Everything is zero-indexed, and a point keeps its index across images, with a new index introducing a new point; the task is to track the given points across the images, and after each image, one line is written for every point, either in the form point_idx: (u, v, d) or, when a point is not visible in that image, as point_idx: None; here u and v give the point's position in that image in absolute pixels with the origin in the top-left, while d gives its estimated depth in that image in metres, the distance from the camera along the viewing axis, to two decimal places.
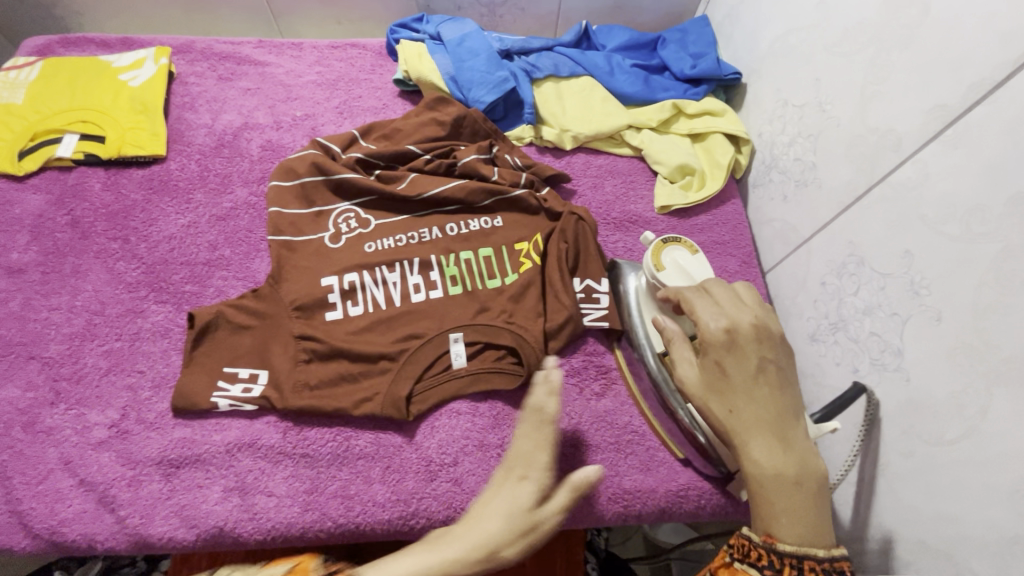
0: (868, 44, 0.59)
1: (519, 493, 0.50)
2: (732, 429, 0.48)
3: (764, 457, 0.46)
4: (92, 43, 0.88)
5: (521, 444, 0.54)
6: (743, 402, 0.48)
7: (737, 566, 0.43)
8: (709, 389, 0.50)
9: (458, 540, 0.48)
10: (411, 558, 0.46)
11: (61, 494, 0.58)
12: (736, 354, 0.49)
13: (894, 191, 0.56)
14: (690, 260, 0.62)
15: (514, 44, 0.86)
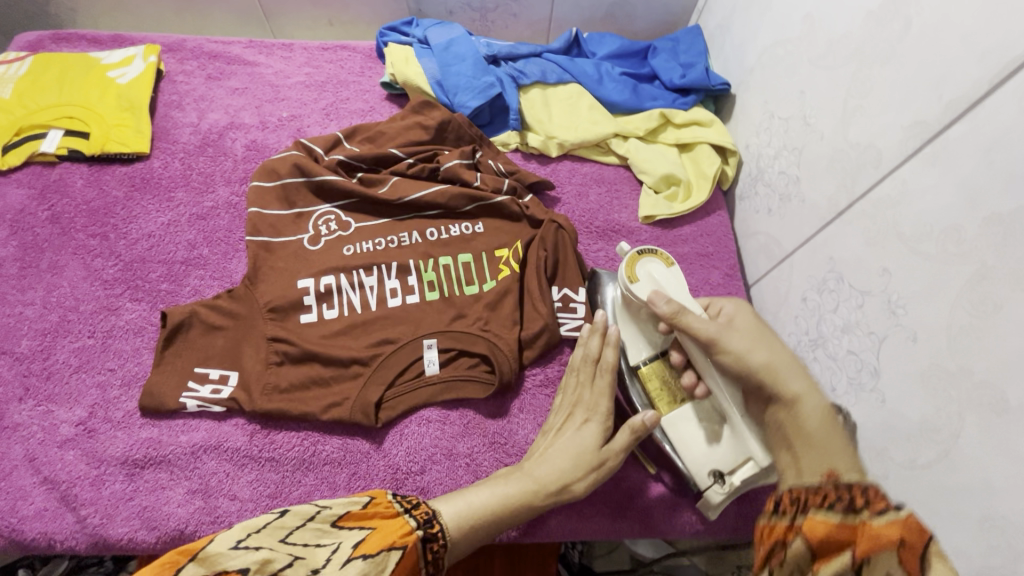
0: (852, 58, 0.58)
1: (586, 435, 0.58)
2: (772, 367, 0.51)
3: (809, 390, 0.50)
4: (83, 40, 0.88)
5: (584, 391, 0.61)
6: (777, 350, 0.53)
7: (812, 513, 0.41)
8: (748, 339, 0.54)
9: (536, 474, 0.56)
10: (498, 488, 0.55)
11: (24, 491, 0.58)
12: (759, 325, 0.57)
13: (874, 207, 0.55)
14: (664, 272, 0.62)
15: (502, 49, 0.85)
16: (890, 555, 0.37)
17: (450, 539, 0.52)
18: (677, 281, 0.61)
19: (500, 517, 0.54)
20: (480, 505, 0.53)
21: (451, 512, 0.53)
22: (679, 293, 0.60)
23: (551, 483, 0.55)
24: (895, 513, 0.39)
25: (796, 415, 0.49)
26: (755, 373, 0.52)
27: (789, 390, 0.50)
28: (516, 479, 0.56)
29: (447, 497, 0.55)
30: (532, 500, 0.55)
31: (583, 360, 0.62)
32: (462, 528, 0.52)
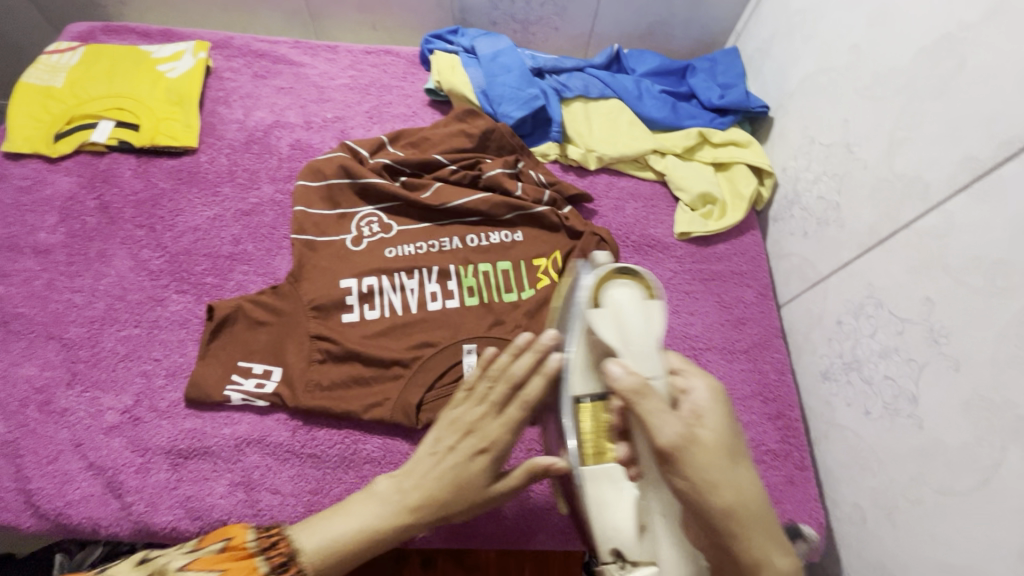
0: (900, 91, 0.59)
1: (476, 464, 0.51)
2: (739, 519, 0.42)
3: (771, 548, 0.43)
4: (133, 32, 0.90)
5: (484, 416, 0.51)
6: (746, 481, 0.43)
7: None
8: (720, 472, 0.42)
9: (406, 504, 0.51)
10: (362, 523, 0.50)
11: (70, 475, 0.59)
12: (728, 431, 0.44)
13: (919, 237, 0.56)
14: (631, 301, 0.45)
15: (547, 63, 0.87)
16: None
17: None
18: (647, 317, 0.45)
19: (357, 552, 0.50)
20: (337, 538, 0.49)
21: (310, 548, 0.49)
22: (642, 334, 0.44)
23: (427, 513, 0.50)
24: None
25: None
26: (725, 527, 0.41)
27: (755, 551, 0.42)
28: (384, 512, 0.50)
29: (307, 531, 0.50)
30: (401, 532, 0.50)
31: (501, 374, 0.51)
32: (325, 561, 0.49)
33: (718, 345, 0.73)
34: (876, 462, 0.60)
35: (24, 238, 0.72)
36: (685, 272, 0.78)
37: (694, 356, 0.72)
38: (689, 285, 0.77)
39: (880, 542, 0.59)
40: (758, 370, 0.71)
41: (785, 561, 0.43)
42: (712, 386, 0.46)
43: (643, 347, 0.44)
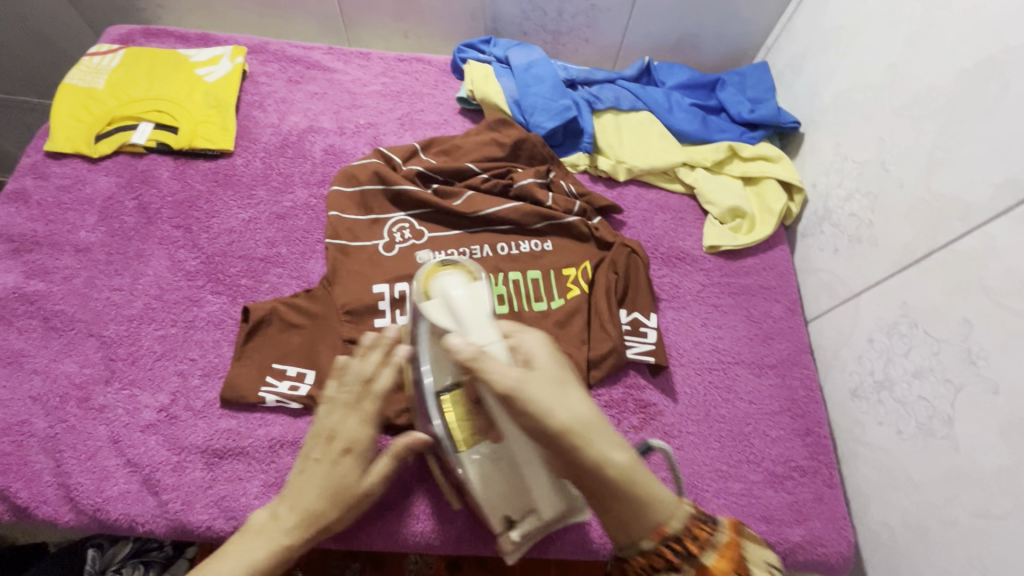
0: (940, 111, 0.60)
1: (347, 473, 0.51)
2: (579, 435, 0.43)
3: (617, 452, 0.43)
4: (171, 36, 0.91)
5: (343, 420, 0.51)
6: (579, 402, 0.44)
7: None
8: (549, 397, 0.43)
9: (281, 531, 0.50)
10: (243, 564, 0.48)
11: (108, 472, 0.60)
12: (555, 368, 0.45)
13: (957, 258, 0.56)
14: (459, 285, 0.49)
15: (579, 74, 0.88)
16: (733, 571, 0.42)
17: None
18: (476, 297, 0.48)
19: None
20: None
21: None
22: (472, 312, 0.47)
23: (306, 527, 0.50)
24: (722, 535, 0.43)
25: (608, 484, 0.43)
26: (568, 445, 0.43)
27: (598, 454, 0.43)
28: (263, 544, 0.49)
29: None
30: (286, 555, 0.50)
31: (353, 377, 0.52)
32: None
33: (747, 359, 0.73)
34: (909, 482, 0.60)
35: (64, 236, 0.73)
36: (714, 285, 0.78)
37: (722, 370, 0.72)
38: (718, 299, 0.77)
39: (913, 562, 0.59)
40: (787, 385, 0.71)
41: (628, 458, 0.44)
42: (543, 337, 0.47)
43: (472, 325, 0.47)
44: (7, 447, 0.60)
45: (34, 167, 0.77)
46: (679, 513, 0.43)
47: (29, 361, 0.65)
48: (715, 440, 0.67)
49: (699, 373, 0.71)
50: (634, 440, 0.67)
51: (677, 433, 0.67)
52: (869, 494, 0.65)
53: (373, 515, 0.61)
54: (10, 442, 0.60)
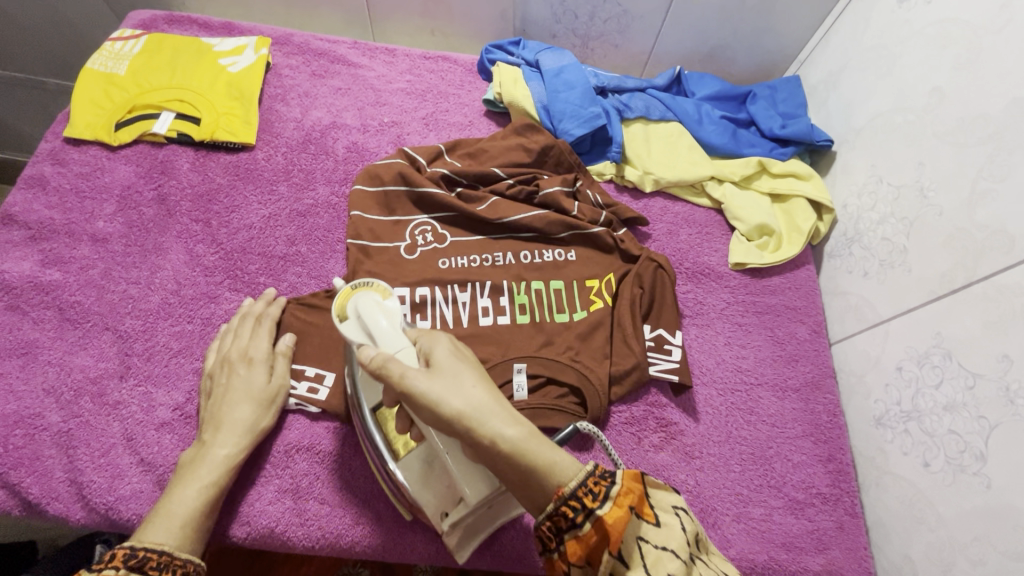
0: (988, 139, 0.59)
1: (252, 375, 0.61)
2: (468, 417, 0.43)
3: (507, 426, 0.43)
4: (196, 24, 0.90)
5: (237, 342, 0.63)
6: (472, 387, 0.44)
7: (568, 537, 0.41)
8: (443, 388, 0.43)
9: (217, 448, 0.57)
10: (198, 486, 0.54)
11: (121, 470, 0.59)
12: (453, 361, 0.46)
13: (998, 291, 0.55)
14: (370, 303, 0.50)
15: (610, 82, 0.87)
16: (635, 517, 0.41)
17: (198, 561, 0.51)
18: (388, 315, 0.50)
19: (211, 505, 0.55)
20: (185, 513, 0.53)
21: (172, 540, 0.51)
22: (381, 329, 0.48)
23: (234, 435, 0.58)
24: (619, 484, 0.41)
25: (501, 456, 0.43)
26: (464, 431, 0.43)
27: (491, 432, 0.43)
28: (207, 464, 0.56)
29: (149, 529, 0.51)
30: (231, 463, 0.57)
31: (245, 316, 0.65)
32: (182, 537, 0.51)
33: (770, 381, 0.72)
34: (934, 516, 0.59)
35: (82, 225, 0.72)
36: (738, 303, 0.76)
37: (745, 392, 0.71)
38: (742, 317, 0.76)
39: None
40: (810, 410, 0.70)
41: (521, 432, 0.43)
42: (452, 339, 0.48)
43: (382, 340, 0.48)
44: (19, 440, 0.59)
45: (53, 153, 0.76)
46: (575, 471, 0.43)
47: (44, 353, 0.64)
48: (736, 462, 0.66)
49: (721, 393, 0.70)
50: (654, 459, 0.65)
51: (698, 454, 0.66)
52: (891, 524, 0.64)
53: (379, 528, 0.59)
54: (22, 435, 0.59)
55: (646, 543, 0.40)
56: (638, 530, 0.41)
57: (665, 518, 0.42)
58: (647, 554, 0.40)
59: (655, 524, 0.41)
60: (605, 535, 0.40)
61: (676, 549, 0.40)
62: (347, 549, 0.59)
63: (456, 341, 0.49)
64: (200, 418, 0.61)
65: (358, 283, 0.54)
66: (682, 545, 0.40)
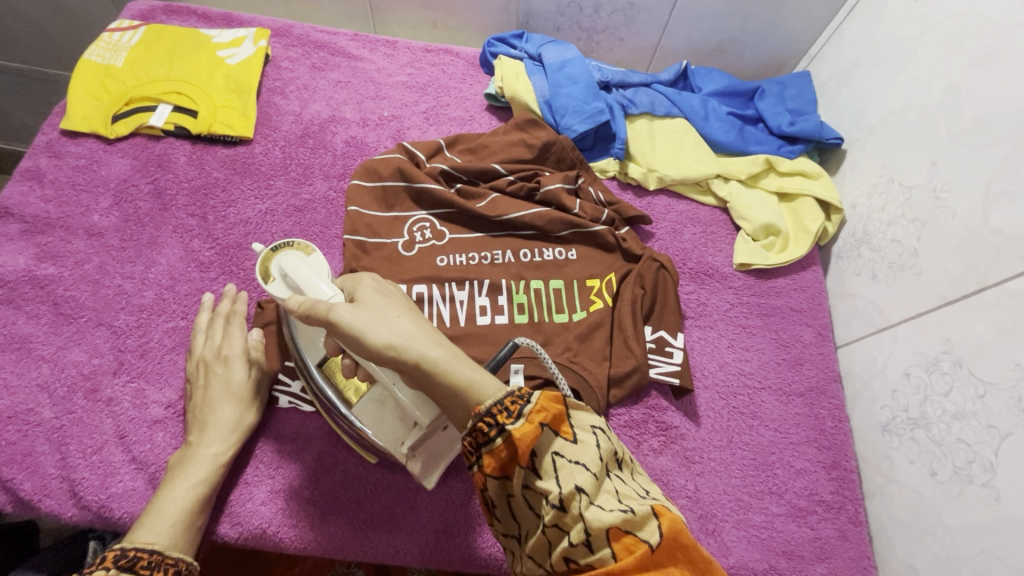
0: (1005, 140, 0.56)
1: (231, 372, 0.60)
2: (390, 342, 0.41)
3: (431, 346, 0.41)
4: (195, 15, 0.88)
5: (210, 340, 0.62)
6: (398, 317, 0.43)
7: (482, 452, 0.39)
8: (369, 318, 0.42)
9: (205, 447, 0.56)
10: (187, 485, 0.54)
11: (113, 468, 0.58)
12: (379, 297, 0.45)
13: (1011, 297, 0.54)
14: (294, 259, 0.51)
15: (614, 77, 0.85)
16: (549, 433, 0.39)
17: (191, 559, 0.51)
18: (314, 267, 0.52)
19: (203, 503, 0.55)
20: (177, 513, 0.52)
21: (163, 538, 0.51)
22: (308, 276, 0.49)
23: (218, 433, 0.57)
24: (534, 402, 0.39)
25: (428, 376, 0.41)
26: (393, 358, 0.42)
27: (415, 353, 0.41)
28: (196, 464, 0.55)
29: (141, 530, 0.51)
30: (222, 461, 0.57)
31: (215, 316, 0.64)
32: (175, 535, 0.51)
33: (774, 385, 0.70)
34: (940, 527, 0.58)
35: (77, 218, 0.71)
36: (742, 305, 0.75)
37: (748, 396, 0.69)
38: (746, 320, 0.74)
39: None
40: (815, 415, 0.69)
41: (446, 352, 0.42)
42: (382, 280, 0.47)
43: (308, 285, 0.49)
44: (12, 436, 0.59)
45: (50, 145, 0.75)
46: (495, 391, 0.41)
47: (38, 348, 0.63)
48: (738, 468, 0.65)
49: (724, 397, 0.69)
50: (653, 464, 0.64)
51: (699, 459, 0.65)
52: (895, 532, 0.63)
53: (370, 530, 0.59)
54: (15, 431, 0.59)
55: (558, 457, 0.38)
56: (553, 444, 0.38)
57: (583, 436, 0.40)
58: (559, 468, 0.38)
59: (572, 441, 0.39)
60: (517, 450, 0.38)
61: (589, 463, 0.38)
62: (340, 551, 0.59)
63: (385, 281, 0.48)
64: (186, 418, 0.60)
65: (279, 245, 0.55)
66: (595, 460, 0.38)
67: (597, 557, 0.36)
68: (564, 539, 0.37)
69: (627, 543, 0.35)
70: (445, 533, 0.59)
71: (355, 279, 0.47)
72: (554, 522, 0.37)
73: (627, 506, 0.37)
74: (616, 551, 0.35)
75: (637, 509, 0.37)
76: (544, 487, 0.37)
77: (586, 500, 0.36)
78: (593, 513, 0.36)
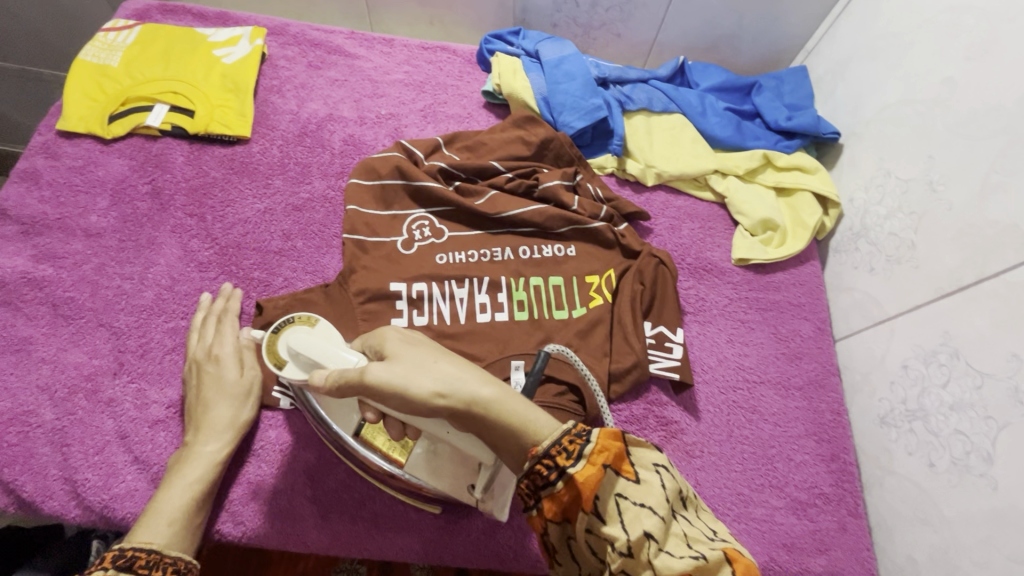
0: (1001, 133, 0.57)
1: (222, 370, 0.60)
2: (440, 391, 0.40)
3: (479, 382, 0.40)
4: (190, 14, 0.88)
5: (202, 342, 0.62)
6: (434, 364, 0.42)
7: (544, 495, 0.39)
8: (407, 370, 0.41)
9: (201, 446, 0.56)
10: (183, 484, 0.54)
11: (115, 468, 0.58)
12: (410, 350, 0.43)
13: (1008, 288, 0.54)
14: (302, 334, 0.49)
15: (611, 73, 0.85)
16: (611, 474, 0.38)
17: (190, 558, 0.51)
18: (326, 339, 0.49)
19: (201, 501, 0.55)
20: (174, 512, 0.53)
21: (161, 537, 0.51)
22: (325, 347, 0.47)
23: (212, 432, 0.57)
24: (594, 441, 0.39)
25: (484, 420, 0.40)
26: (445, 407, 0.40)
27: (466, 395, 0.40)
28: (192, 463, 0.56)
29: (139, 530, 0.51)
30: (218, 460, 0.56)
31: (206, 316, 0.65)
32: (173, 533, 0.51)
33: (773, 379, 0.70)
34: (938, 517, 0.58)
35: (75, 219, 0.71)
36: (741, 300, 0.75)
37: (748, 390, 0.69)
38: (745, 314, 0.74)
39: None
40: (814, 409, 0.69)
41: (494, 389, 0.41)
42: (404, 331, 0.46)
43: (330, 359, 0.46)
44: (13, 438, 0.59)
45: (46, 146, 0.75)
46: (551, 430, 0.40)
47: (37, 349, 0.63)
48: (738, 462, 0.65)
49: (723, 391, 0.69)
50: None
51: (699, 453, 0.65)
52: (895, 523, 0.63)
53: (373, 528, 0.59)
54: (16, 432, 0.59)
55: (622, 499, 0.38)
56: (615, 486, 0.38)
57: (646, 475, 0.39)
58: (623, 511, 0.37)
59: (634, 481, 0.38)
60: (580, 494, 0.38)
61: (654, 506, 0.37)
62: (343, 549, 0.59)
63: (407, 330, 0.47)
64: (183, 419, 0.60)
65: (280, 325, 0.52)
66: (661, 502, 0.37)
67: None
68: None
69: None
70: (447, 531, 0.59)
71: (379, 335, 0.46)
72: (622, 570, 0.36)
73: (697, 552, 0.36)
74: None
75: (709, 556, 0.36)
76: (609, 532, 0.37)
77: (655, 547, 0.36)
78: (663, 560, 0.35)
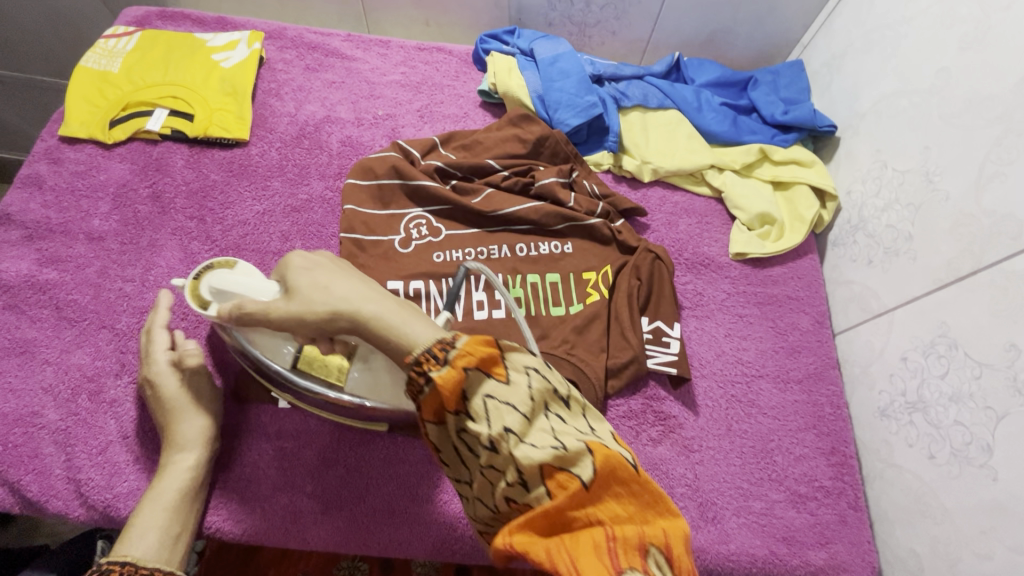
0: (995, 122, 0.57)
1: (160, 387, 0.59)
2: (333, 310, 0.44)
3: (363, 302, 0.44)
4: (189, 20, 0.89)
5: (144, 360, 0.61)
6: (328, 290, 0.45)
7: (422, 399, 0.39)
8: (307, 296, 0.45)
9: (166, 460, 0.56)
10: (156, 497, 0.54)
11: (118, 468, 0.59)
12: (310, 276, 0.47)
13: (1005, 278, 0.54)
14: (223, 273, 0.54)
15: (606, 70, 0.85)
16: (479, 376, 0.37)
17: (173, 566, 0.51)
18: (246, 275, 0.55)
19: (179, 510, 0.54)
20: (150, 525, 0.52)
21: (138, 549, 0.50)
22: (247, 282, 0.52)
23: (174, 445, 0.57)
24: (460, 347, 0.38)
25: (374, 338, 0.43)
26: (340, 324, 0.44)
27: (353, 313, 0.44)
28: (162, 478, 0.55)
29: (117, 547, 0.51)
30: (187, 469, 0.56)
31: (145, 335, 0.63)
32: (151, 543, 0.51)
33: (772, 373, 0.70)
34: (939, 509, 0.58)
35: (77, 223, 0.72)
36: (739, 295, 0.75)
37: (746, 384, 0.69)
38: (743, 309, 0.74)
39: None
40: (813, 402, 0.69)
41: (379, 306, 0.44)
42: (308, 256, 0.49)
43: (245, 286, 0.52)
44: (18, 438, 0.60)
45: (49, 151, 0.76)
46: (427, 338, 0.41)
47: (41, 351, 0.64)
48: (737, 456, 0.65)
49: (722, 386, 0.69)
50: (652, 453, 0.65)
51: (698, 448, 0.65)
52: (897, 515, 0.63)
53: (370, 523, 0.59)
54: (21, 433, 0.60)
55: (489, 398, 0.36)
56: (483, 387, 0.37)
57: (516, 377, 0.37)
58: (489, 409, 0.36)
59: (504, 382, 0.37)
60: (447, 396, 0.37)
61: (517, 404, 0.36)
62: (342, 545, 0.59)
63: (313, 255, 0.50)
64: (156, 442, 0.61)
65: (201, 271, 0.57)
66: (526, 400, 0.36)
67: (533, 496, 0.34)
68: (503, 480, 0.36)
69: (558, 479, 0.33)
70: (445, 524, 0.60)
71: (284, 264, 0.49)
72: (490, 463, 0.36)
73: (560, 442, 0.35)
74: (551, 488, 0.34)
75: (570, 446, 0.34)
76: (475, 429, 0.36)
77: (515, 440, 0.35)
78: (522, 451, 0.34)
